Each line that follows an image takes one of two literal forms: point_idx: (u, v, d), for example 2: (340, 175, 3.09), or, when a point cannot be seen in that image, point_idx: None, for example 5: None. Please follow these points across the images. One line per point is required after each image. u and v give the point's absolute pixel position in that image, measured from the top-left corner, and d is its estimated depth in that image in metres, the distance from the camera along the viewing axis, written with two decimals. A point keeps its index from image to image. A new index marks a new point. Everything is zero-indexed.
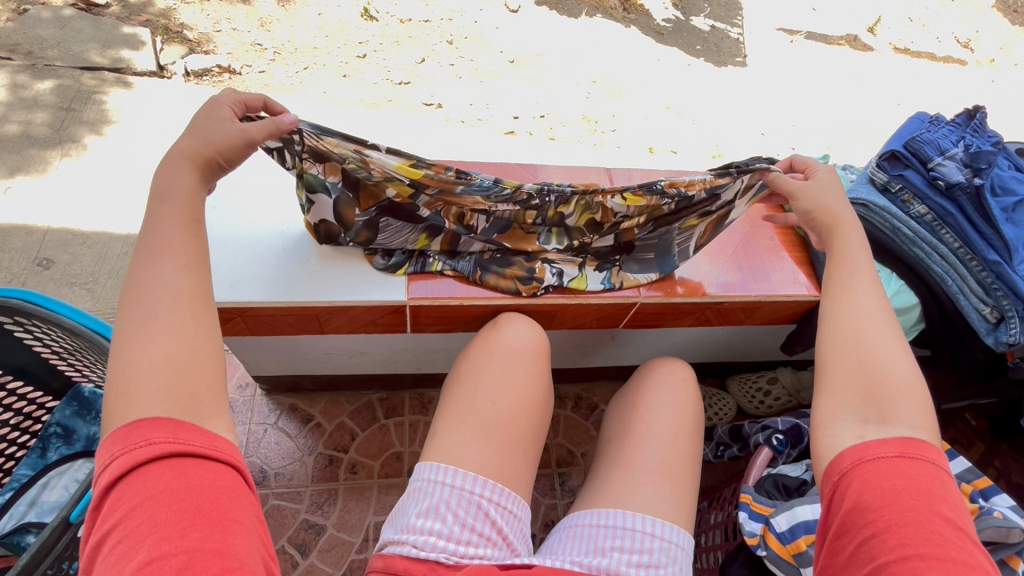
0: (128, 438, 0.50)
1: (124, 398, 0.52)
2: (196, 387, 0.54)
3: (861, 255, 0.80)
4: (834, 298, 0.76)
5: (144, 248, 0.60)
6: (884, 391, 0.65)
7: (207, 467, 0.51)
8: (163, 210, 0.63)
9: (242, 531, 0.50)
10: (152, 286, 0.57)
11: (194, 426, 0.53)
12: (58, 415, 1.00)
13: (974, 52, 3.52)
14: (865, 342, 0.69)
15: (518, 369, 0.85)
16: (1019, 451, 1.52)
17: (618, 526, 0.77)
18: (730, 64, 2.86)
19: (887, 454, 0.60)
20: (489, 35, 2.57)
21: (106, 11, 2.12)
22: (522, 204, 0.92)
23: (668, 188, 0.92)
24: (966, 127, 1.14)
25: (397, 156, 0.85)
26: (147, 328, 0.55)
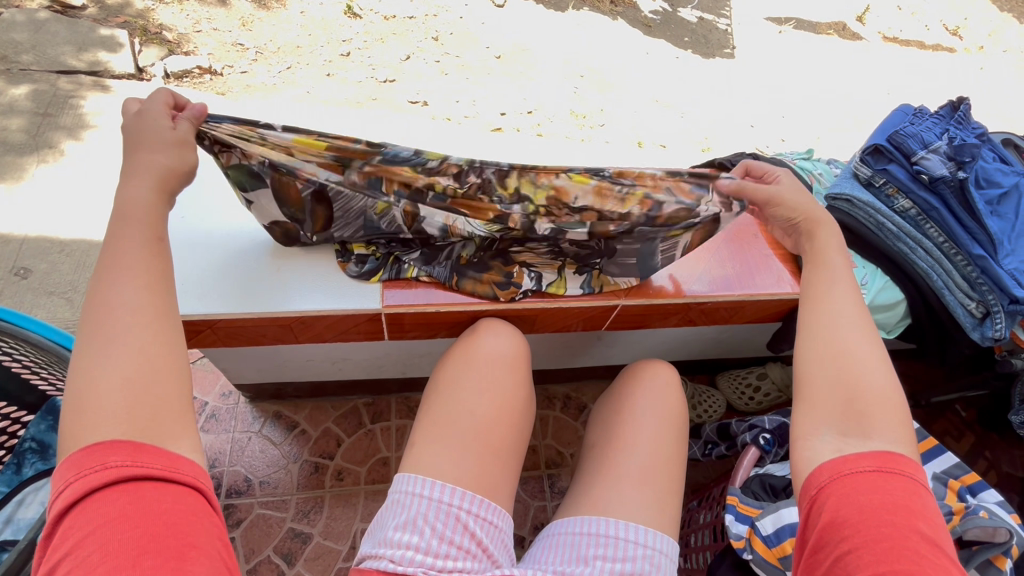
0: (83, 462, 0.48)
1: (81, 422, 0.50)
2: (158, 408, 0.52)
3: (841, 270, 0.81)
4: (812, 307, 0.76)
5: (104, 266, 0.58)
6: (862, 404, 0.65)
7: (167, 490, 0.50)
8: (122, 228, 0.61)
9: (201, 557, 0.48)
10: (111, 306, 0.55)
11: (155, 448, 0.51)
12: (32, 430, 0.94)
13: (963, 39, 3.50)
14: (843, 353, 0.69)
15: (498, 376, 0.84)
16: (1009, 441, 1.52)
17: (601, 534, 0.76)
18: (718, 55, 2.84)
19: (864, 468, 0.60)
20: (474, 30, 2.53)
21: (83, 12, 2.07)
22: (455, 180, 0.87)
23: (617, 176, 0.89)
24: (950, 119, 1.13)
25: (295, 132, 0.81)
26: (105, 348, 0.53)
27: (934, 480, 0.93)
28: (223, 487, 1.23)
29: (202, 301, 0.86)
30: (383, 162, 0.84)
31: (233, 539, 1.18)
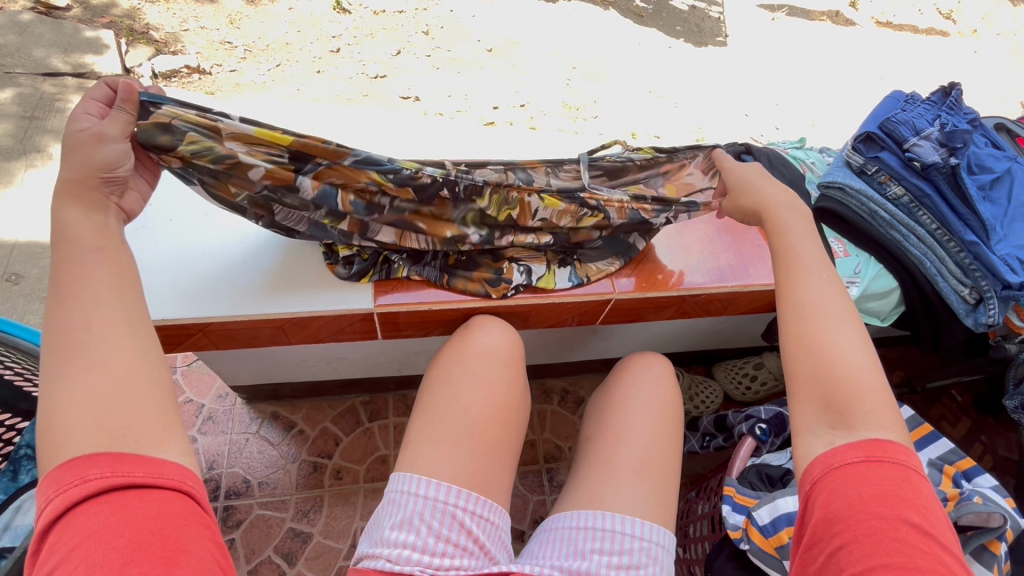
0: (62, 479, 0.48)
1: (55, 438, 0.50)
2: (128, 417, 0.52)
3: (813, 255, 0.76)
4: (786, 295, 0.74)
5: (61, 285, 0.57)
6: (844, 396, 0.63)
7: (150, 498, 0.50)
8: (65, 253, 0.60)
9: (192, 558, 0.49)
10: (69, 324, 0.55)
11: (135, 457, 0.50)
12: (30, 435, 0.86)
13: (957, 23, 3.48)
14: (819, 346, 0.67)
15: (478, 374, 0.83)
16: (1004, 425, 1.53)
17: (596, 528, 0.76)
18: (711, 44, 2.82)
19: (853, 460, 0.60)
20: (465, 23, 2.51)
21: (67, 13, 2.04)
22: (423, 192, 0.84)
23: (589, 200, 0.92)
24: (942, 104, 1.12)
25: (255, 124, 0.76)
26: (68, 366, 0.53)
27: (930, 466, 0.95)
28: (222, 489, 1.23)
29: (195, 305, 0.86)
30: (351, 166, 0.81)
31: (233, 540, 1.18)
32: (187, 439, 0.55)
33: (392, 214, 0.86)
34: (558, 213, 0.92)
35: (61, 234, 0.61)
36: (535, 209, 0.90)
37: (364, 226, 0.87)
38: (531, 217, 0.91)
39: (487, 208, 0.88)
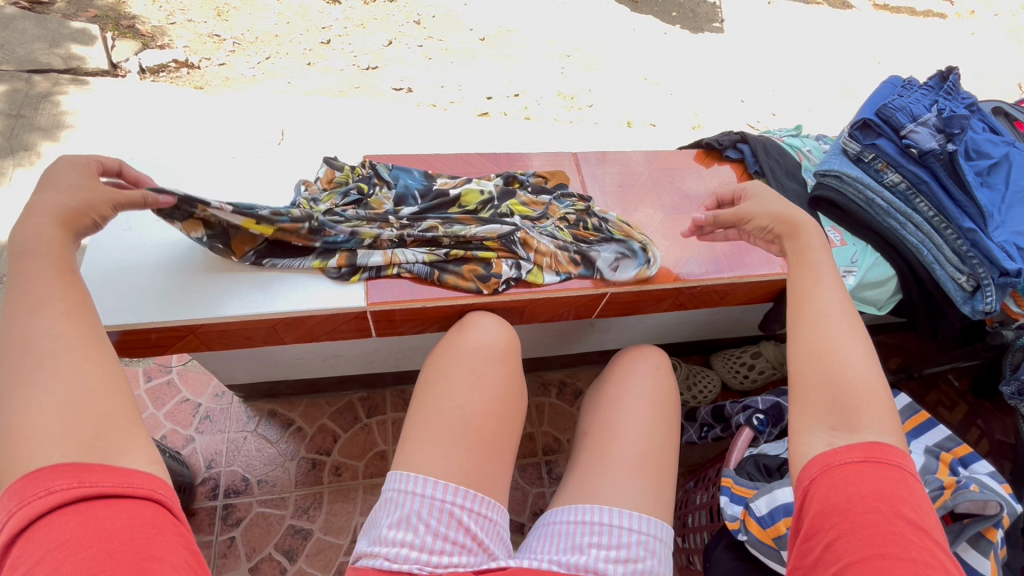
0: (25, 491, 0.47)
1: (19, 447, 0.49)
2: (102, 427, 0.52)
3: (828, 268, 0.76)
4: (797, 303, 0.74)
5: (15, 301, 0.57)
6: (849, 397, 0.63)
7: (119, 508, 0.49)
8: (22, 276, 0.59)
9: (165, 564, 0.48)
10: (29, 335, 0.54)
11: (102, 467, 0.50)
12: None
13: (954, 5, 3.43)
14: (828, 351, 0.67)
15: (474, 370, 0.82)
16: (1001, 410, 1.54)
17: (595, 522, 0.76)
18: (707, 30, 2.78)
19: (852, 460, 0.60)
20: (458, 12, 2.47)
21: (52, 8, 2.01)
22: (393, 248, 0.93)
23: (525, 242, 0.96)
24: (940, 89, 1.10)
25: (243, 215, 0.84)
26: (33, 376, 0.52)
27: (927, 454, 0.95)
28: (221, 487, 1.23)
29: (186, 305, 0.85)
30: (325, 246, 0.91)
31: (233, 538, 1.18)
32: (152, 448, 0.55)
33: (365, 253, 0.92)
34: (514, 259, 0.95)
35: (24, 245, 0.61)
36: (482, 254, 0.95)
37: (353, 262, 0.91)
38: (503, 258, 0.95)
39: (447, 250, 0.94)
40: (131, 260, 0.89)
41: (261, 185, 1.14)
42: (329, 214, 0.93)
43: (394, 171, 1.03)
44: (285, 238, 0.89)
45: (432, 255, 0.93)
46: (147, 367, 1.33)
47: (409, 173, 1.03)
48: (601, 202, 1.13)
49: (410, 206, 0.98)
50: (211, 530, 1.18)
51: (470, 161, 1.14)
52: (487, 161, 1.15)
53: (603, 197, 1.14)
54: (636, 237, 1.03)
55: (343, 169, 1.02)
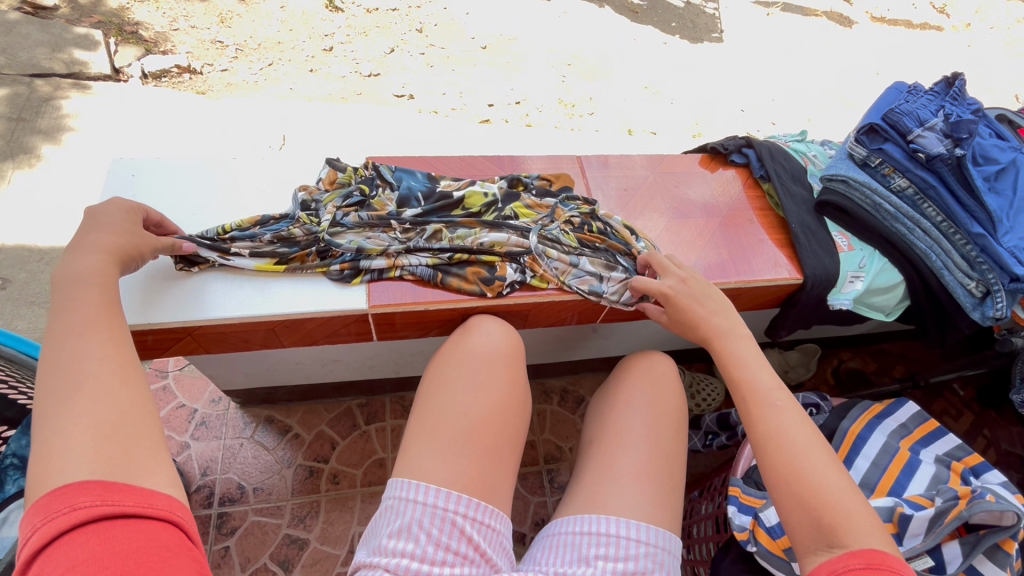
0: (51, 505, 0.46)
1: (47, 466, 0.48)
2: (128, 449, 0.51)
3: (765, 374, 0.73)
4: (751, 429, 0.69)
5: (61, 327, 0.58)
6: (831, 508, 0.59)
7: (138, 528, 0.47)
8: (65, 306, 0.60)
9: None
10: (74, 359, 0.55)
11: (125, 486, 0.48)
12: (15, 444, 0.91)
13: (950, 17, 3.48)
14: (798, 473, 0.62)
15: (479, 376, 0.80)
16: (1007, 419, 1.53)
17: (601, 533, 0.74)
18: (706, 40, 2.80)
19: (855, 567, 0.54)
20: (460, 21, 2.48)
21: (55, 13, 2.02)
22: (394, 257, 0.90)
23: (533, 265, 0.94)
24: (945, 95, 1.09)
25: (257, 259, 0.88)
26: (72, 395, 0.52)
27: (937, 463, 0.94)
28: (215, 495, 1.20)
29: (187, 307, 0.84)
30: (321, 267, 0.89)
31: (228, 548, 1.15)
32: (173, 470, 0.53)
33: (365, 262, 0.89)
34: (519, 267, 0.94)
35: (74, 275, 0.63)
36: (484, 266, 0.92)
37: (356, 267, 0.89)
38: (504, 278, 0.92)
39: (449, 258, 0.91)
40: None
41: (263, 186, 1.13)
42: (331, 224, 0.91)
43: (397, 173, 1.02)
44: (297, 274, 0.90)
45: (435, 259, 0.91)
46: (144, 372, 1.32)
47: (412, 176, 1.02)
48: (606, 205, 1.13)
49: (414, 207, 0.97)
50: (206, 539, 1.16)
51: (472, 164, 1.13)
52: (490, 163, 1.14)
53: (607, 201, 1.14)
54: (640, 247, 1.02)
55: (345, 170, 1.01)
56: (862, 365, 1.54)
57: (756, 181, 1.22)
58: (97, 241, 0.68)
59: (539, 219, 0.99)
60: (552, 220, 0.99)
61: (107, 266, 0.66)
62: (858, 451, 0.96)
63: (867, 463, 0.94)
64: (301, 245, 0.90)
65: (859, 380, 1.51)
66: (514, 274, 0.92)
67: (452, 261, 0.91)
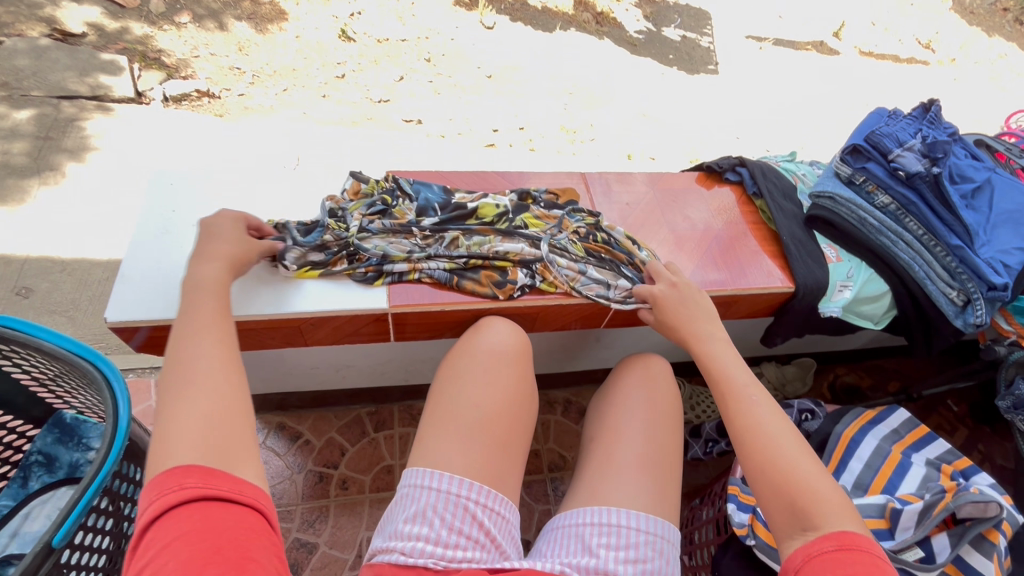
0: (164, 483, 0.53)
1: (164, 449, 0.55)
2: (227, 440, 0.57)
3: (741, 372, 0.79)
4: (731, 425, 0.75)
5: (184, 327, 0.67)
6: (809, 499, 0.64)
7: (231, 511, 0.53)
8: (190, 314, 0.68)
9: (259, 571, 0.50)
10: (191, 356, 0.63)
11: (223, 472, 0.55)
12: (39, 443, 1.00)
13: (935, 53, 3.63)
14: (773, 461, 0.68)
15: (490, 371, 0.85)
16: (1001, 435, 1.56)
17: (606, 523, 0.77)
18: (702, 72, 2.93)
19: (827, 549, 0.59)
20: (466, 51, 2.61)
21: (83, 40, 2.13)
22: (416, 264, 0.96)
23: (544, 272, 1.00)
24: (923, 119, 1.17)
25: (300, 267, 0.93)
26: (186, 388, 0.60)
27: (928, 466, 0.98)
28: None
29: None
30: (348, 272, 0.95)
31: None
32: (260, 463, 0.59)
33: (389, 270, 0.95)
34: (530, 274, 0.99)
35: (196, 283, 0.73)
36: (498, 272, 0.98)
37: (380, 273, 0.95)
38: (516, 284, 0.97)
39: (466, 264, 0.97)
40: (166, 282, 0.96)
41: (285, 199, 1.20)
42: (359, 230, 0.98)
43: (415, 185, 1.08)
44: (326, 278, 0.95)
45: (453, 264, 0.97)
46: None
47: (429, 189, 1.08)
48: (608, 218, 1.19)
49: (431, 216, 1.03)
50: None
51: (483, 179, 1.19)
52: (500, 178, 1.21)
53: (610, 215, 1.20)
54: (642, 256, 1.07)
55: (367, 181, 1.07)
56: (859, 380, 1.58)
57: (749, 198, 1.29)
58: (214, 251, 0.79)
59: (546, 230, 1.05)
60: (561, 230, 1.06)
61: (224, 275, 0.77)
62: (851, 454, 1.00)
63: (860, 465, 0.98)
64: (333, 251, 0.96)
65: (855, 395, 1.55)
66: (526, 281, 0.98)
67: (469, 267, 0.97)
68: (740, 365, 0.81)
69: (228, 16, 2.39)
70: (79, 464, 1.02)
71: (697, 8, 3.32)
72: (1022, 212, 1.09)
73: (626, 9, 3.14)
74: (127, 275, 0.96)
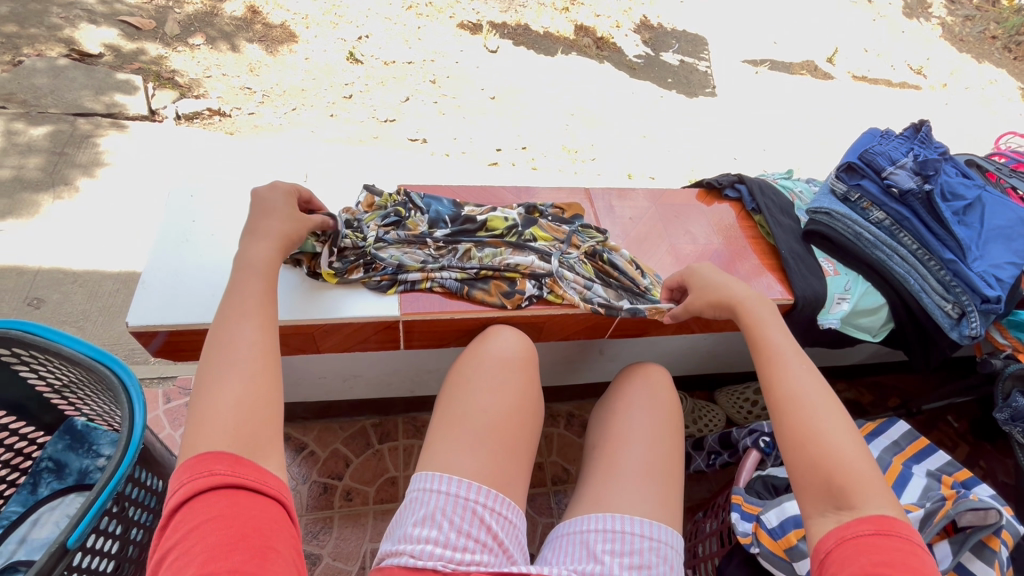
0: (196, 467, 0.56)
1: (198, 432, 0.59)
2: (257, 429, 0.60)
3: (788, 346, 0.80)
4: (771, 395, 0.76)
5: (227, 309, 0.70)
6: (845, 478, 0.65)
7: (256, 499, 0.56)
8: (233, 301, 0.71)
9: (279, 559, 0.53)
10: (234, 339, 0.66)
11: (250, 463, 0.58)
12: (50, 449, 1.02)
13: (927, 78, 3.73)
14: (814, 435, 0.69)
15: (496, 378, 0.87)
16: (1002, 451, 1.57)
17: (610, 530, 0.79)
18: (700, 95, 3.01)
19: (864, 532, 0.60)
20: (471, 74, 2.68)
21: (99, 60, 2.20)
22: (430, 275, 0.99)
23: (553, 286, 1.02)
24: (914, 139, 1.22)
25: (324, 274, 0.96)
26: (224, 373, 0.63)
27: (930, 477, 0.99)
28: None
29: None
30: (364, 280, 0.97)
31: None
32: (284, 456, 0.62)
33: (404, 283, 0.98)
34: (537, 289, 1.01)
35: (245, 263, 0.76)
36: (507, 285, 1.00)
37: (394, 284, 0.98)
38: (523, 297, 1.00)
39: (476, 277, 1.00)
40: (183, 289, 0.99)
41: None
42: (376, 240, 1.01)
43: (426, 199, 1.11)
44: (342, 284, 0.98)
45: (464, 276, 0.99)
46: (167, 389, 1.38)
47: (439, 202, 1.12)
48: (612, 234, 1.22)
49: (443, 228, 1.06)
50: None
51: (491, 195, 1.23)
52: (506, 194, 1.25)
53: (613, 230, 1.24)
54: (646, 283, 1.10)
55: (381, 194, 1.10)
56: (859, 396, 1.60)
57: (747, 213, 1.33)
58: (270, 228, 0.80)
59: (553, 245, 1.08)
60: (570, 247, 1.08)
61: (275, 255, 0.79)
62: None
63: None
64: (350, 259, 0.99)
65: (855, 411, 1.56)
66: (535, 295, 1.01)
67: (480, 281, 1.00)
68: (791, 342, 0.81)
69: (240, 38, 2.46)
70: (88, 472, 1.03)
71: (695, 34, 3.42)
72: (1013, 228, 1.12)
73: (626, 35, 3.23)
74: (148, 281, 0.99)
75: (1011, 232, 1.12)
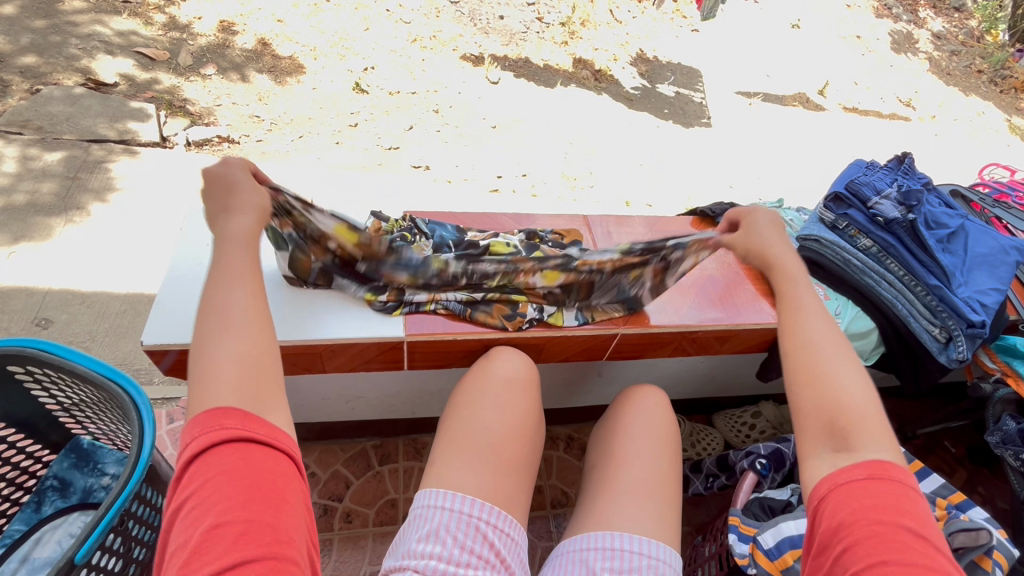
0: (206, 422, 0.57)
1: (203, 391, 0.59)
2: (261, 387, 0.61)
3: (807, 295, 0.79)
4: (785, 339, 0.75)
5: (220, 271, 0.69)
6: (847, 420, 0.64)
7: (269, 453, 0.58)
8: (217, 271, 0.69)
9: (293, 512, 0.55)
10: (229, 301, 0.66)
11: (260, 418, 0.59)
12: (56, 467, 1.03)
13: (916, 110, 3.84)
14: (821, 377, 0.68)
15: (500, 399, 0.90)
16: (1000, 477, 1.58)
17: (608, 548, 0.80)
18: (695, 125, 3.11)
19: (858, 478, 0.60)
20: (473, 104, 2.77)
21: (114, 89, 2.28)
22: (437, 298, 1.03)
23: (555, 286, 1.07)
24: (898, 170, 1.28)
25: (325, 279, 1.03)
26: (222, 333, 0.63)
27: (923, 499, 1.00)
28: None
29: None
30: (369, 289, 1.03)
31: None
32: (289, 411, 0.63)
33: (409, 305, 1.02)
34: (539, 310, 1.05)
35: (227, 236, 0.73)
36: (510, 304, 1.05)
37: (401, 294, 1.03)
38: (524, 320, 1.03)
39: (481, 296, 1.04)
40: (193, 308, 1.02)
41: None
42: None
43: (431, 225, 1.16)
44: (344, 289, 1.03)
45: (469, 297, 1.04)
46: (171, 410, 1.40)
47: (443, 228, 1.16)
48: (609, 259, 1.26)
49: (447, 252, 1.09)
50: None
51: (493, 220, 1.27)
52: (507, 220, 1.29)
53: None
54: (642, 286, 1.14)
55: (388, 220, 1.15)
56: None
57: None
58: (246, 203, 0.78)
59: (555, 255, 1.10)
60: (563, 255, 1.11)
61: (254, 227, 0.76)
62: None
63: None
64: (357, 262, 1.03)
65: None
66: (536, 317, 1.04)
67: (484, 301, 1.04)
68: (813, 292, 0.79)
69: (251, 69, 2.56)
70: (92, 490, 1.04)
71: (689, 67, 3.54)
72: (996, 254, 1.17)
73: (623, 67, 3.35)
74: (161, 303, 1.02)
75: (994, 258, 1.17)
